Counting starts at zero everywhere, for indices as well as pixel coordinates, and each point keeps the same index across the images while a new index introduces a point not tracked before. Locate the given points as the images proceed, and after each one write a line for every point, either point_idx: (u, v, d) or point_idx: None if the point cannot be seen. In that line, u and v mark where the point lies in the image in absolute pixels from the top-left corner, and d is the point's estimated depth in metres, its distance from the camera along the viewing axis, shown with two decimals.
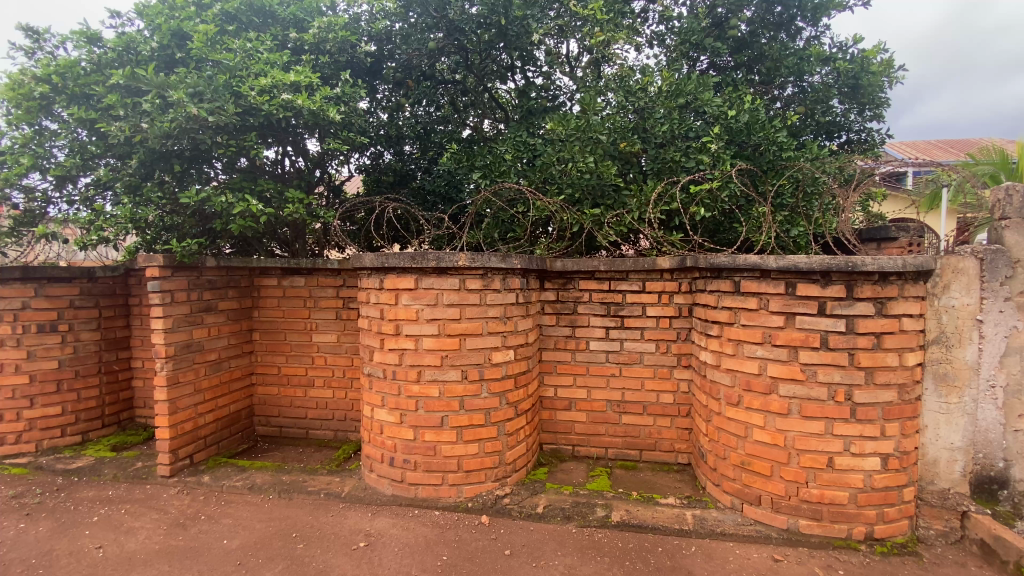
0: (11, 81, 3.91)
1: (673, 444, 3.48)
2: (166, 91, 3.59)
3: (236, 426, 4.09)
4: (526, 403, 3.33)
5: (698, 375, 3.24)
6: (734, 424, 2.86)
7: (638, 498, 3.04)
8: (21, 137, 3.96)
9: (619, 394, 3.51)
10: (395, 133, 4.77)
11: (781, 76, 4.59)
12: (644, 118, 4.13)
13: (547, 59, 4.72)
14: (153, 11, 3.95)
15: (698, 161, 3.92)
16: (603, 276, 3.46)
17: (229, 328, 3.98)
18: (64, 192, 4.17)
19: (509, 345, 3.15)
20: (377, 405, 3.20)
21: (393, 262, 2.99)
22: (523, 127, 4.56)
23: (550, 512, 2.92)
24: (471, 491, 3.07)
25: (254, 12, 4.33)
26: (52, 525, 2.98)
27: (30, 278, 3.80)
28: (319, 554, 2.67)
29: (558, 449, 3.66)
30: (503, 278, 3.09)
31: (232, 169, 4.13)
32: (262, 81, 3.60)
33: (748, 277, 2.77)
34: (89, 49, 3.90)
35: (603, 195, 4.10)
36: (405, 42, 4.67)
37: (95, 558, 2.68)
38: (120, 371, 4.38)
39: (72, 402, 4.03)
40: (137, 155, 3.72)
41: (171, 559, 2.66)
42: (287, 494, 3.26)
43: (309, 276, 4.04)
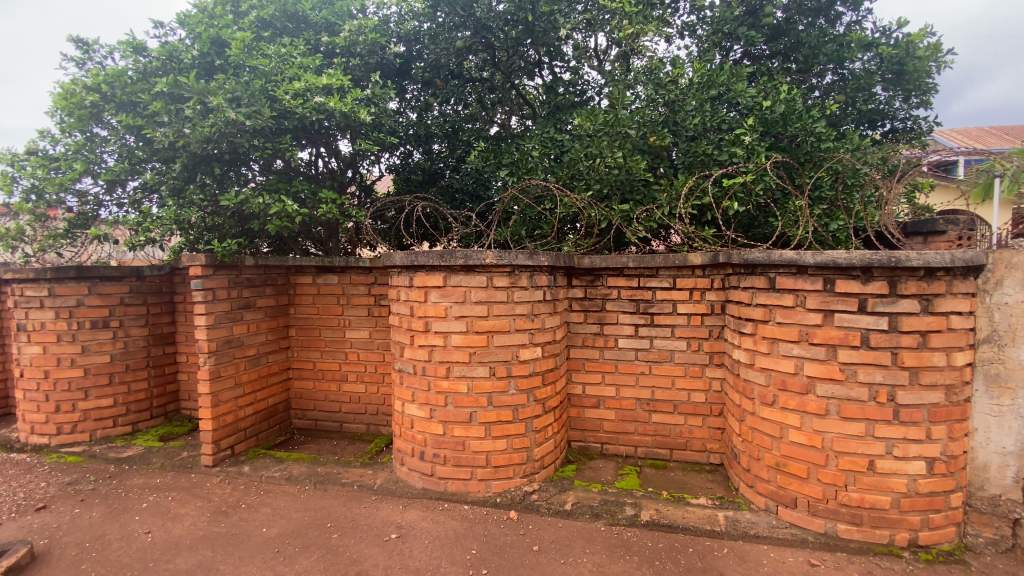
0: (64, 91, 4.15)
1: (705, 444, 3.42)
2: (206, 97, 3.73)
3: (274, 419, 4.24)
4: (554, 400, 3.33)
5: (731, 374, 3.18)
6: (769, 424, 2.79)
7: (667, 498, 3.00)
8: (74, 144, 4.20)
9: (649, 392, 3.47)
10: (424, 132, 4.84)
11: (820, 64, 4.42)
12: (676, 111, 4.03)
13: (575, 54, 4.67)
14: (193, 20, 4.11)
15: (731, 154, 3.82)
16: (632, 273, 3.43)
17: (267, 324, 4.13)
18: (114, 195, 4.41)
19: (537, 342, 3.15)
20: (407, 400, 3.26)
21: (421, 260, 3.04)
22: (551, 123, 4.54)
23: (579, 509, 2.92)
24: (499, 486, 3.09)
25: (288, 17, 4.45)
26: (104, 510, 3.16)
27: (84, 277, 4.03)
28: (353, 544, 2.75)
29: (587, 447, 3.64)
30: (530, 275, 3.09)
31: (268, 171, 4.26)
32: (297, 85, 3.70)
33: (784, 273, 2.69)
34: (135, 59, 4.08)
35: (632, 190, 4.04)
36: (433, 42, 4.71)
37: (145, 543, 2.83)
38: (167, 365, 4.60)
39: (123, 394, 4.26)
40: (180, 159, 3.89)
41: (215, 545, 2.79)
42: (322, 485, 3.37)
43: (342, 274, 4.15)
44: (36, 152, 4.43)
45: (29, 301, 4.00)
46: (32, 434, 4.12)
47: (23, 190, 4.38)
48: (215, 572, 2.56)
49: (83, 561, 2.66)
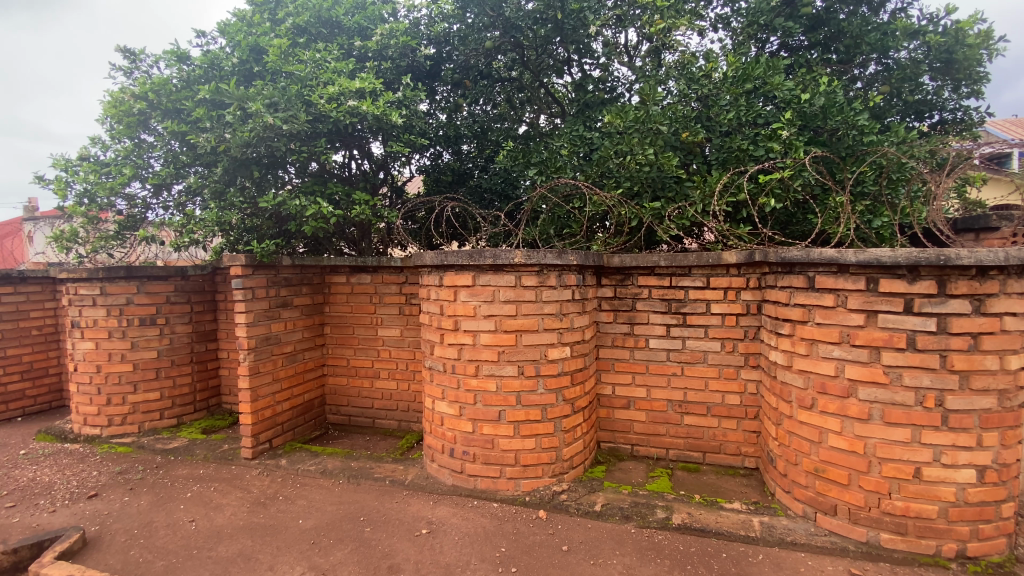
0: (113, 99, 4.37)
1: (739, 447, 3.34)
2: (246, 103, 3.86)
3: (310, 414, 4.36)
4: (583, 400, 3.31)
5: (767, 376, 3.09)
6: (808, 429, 2.70)
7: (700, 502, 2.94)
8: (123, 150, 4.43)
9: (681, 394, 3.41)
10: (453, 133, 4.88)
11: (863, 54, 4.25)
12: (708, 106, 3.98)
13: (605, 50, 4.62)
14: (233, 29, 4.26)
15: (768, 149, 3.71)
16: (663, 272, 3.38)
17: (303, 322, 4.26)
18: (161, 198, 4.62)
19: (566, 341, 3.14)
20: (437, 397, 3.30)
21: (451, 260, 3.07)
22: (580, 121, 4.51)
23: (608, 510, 2.90)
24: (528, 485, 3.10)
25: (322, 23, 4.56)
26: (151, 499, 3.33)
27: (133, 277, 4.23)
28: (385, 538, 2.80)
29: (617, 448, 3.61)
30: (559, 274, 3.08)
31: (304, 173, 4.39)
32: (331, 89, 3.80)
33: (824, 272, 2.59)
34: (179, 67, 4.26)
35: (664, 187, 3.98)
36: (463, 43, 4.75)
37: (189, 531, 2.97)
38: (209, 361, 4.80)
39: (169, 388, 4.46)
40: (222, 163, 4.04)
41: (254, 535, 2.89)
42: (355, 480, 3.45)
43: (374, 273, 4.24)
44: (88, 158, 4.68)
45: (82, 300, 4.23)
46: (85, 425, 4.36)
47: (77, 195, 4.64)
48: (254, 561, 2.65)
49: (132, 547, 2.80)
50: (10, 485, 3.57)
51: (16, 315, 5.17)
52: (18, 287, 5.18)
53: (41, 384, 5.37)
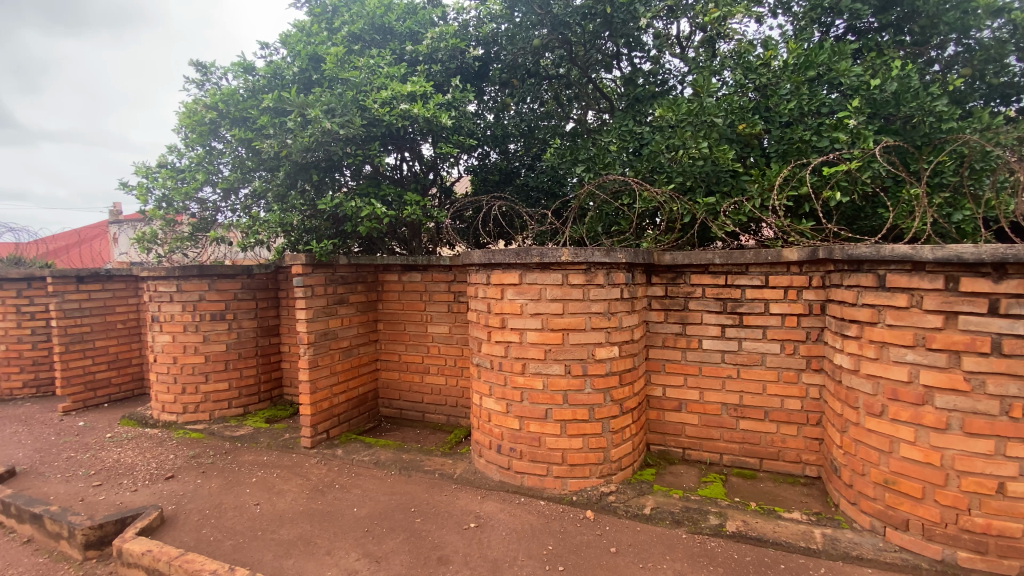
0: (188, 110, 4.71)
1: (799, 454, 3.18)
2: (305, 109, 4.06)
3: (364, 406, 4.53)
4: (632, 401, 3.25)
5: (831, 381, 2.93)
6: (876, 437, 2.53)
7: (756, 510, 2.82)
8: (197, 157, 4.78)
9: (736, 397, 3.28)
10: (501, 133, 4.94)
11: (940, 35, 3.93)
12: (767, 96, 3.80)
13: (655, 42, 4.51)
14: (294, 40, 4.47)
15: (833, 140, 3.50)
16: (718, 270, 3.27)
17: (358, 319, 4.44)
18: (229, 202, 4.95)
19: (614, 341, 3.09)
20: (485, 393, 3.35)
21: (499, 259, 3.10)
22: (630, 116, 4.43)
23: (658, 514, 2.84)
24: (575, 485, 3.08)
25: (375, 30, 4.72)
26: (221, 482, 3.58)
27: (205, 275, 4.56)
28: (435, 530, 2.87)
29: (668, 451, 3.52)
30: (607, 273, 3.04)
31: (358, 176, 4.57)
32: (384, 94, 3.93)
33: (896, 271, 2.42)
34: (246, 78, 4.52)
35: (719, 181, 3.83)
36: (511, 42, 4.76)
37: (255, 513, 3.17)
38: (272, 354, 5.09)
39: (237, 378, 4.77)
40: (285, 168, 4.28)
41: (312, 520, 3.05)
42: (407, 472, 3.56)
43: (425, 272, 4.35)
44: (166, 165, 5.08)
45: (161, 296, 4.59)
46: (163, 412, 4.73)
47: (156, 199, 5.05)
48: (313, 545, 2.80)
49: (204, 526, 3.03)
50: (100, 465, 3.94)
51: (104, 310, 5.68)
52: (105, 284, 5.70)
53: (125, 373, 5.88)
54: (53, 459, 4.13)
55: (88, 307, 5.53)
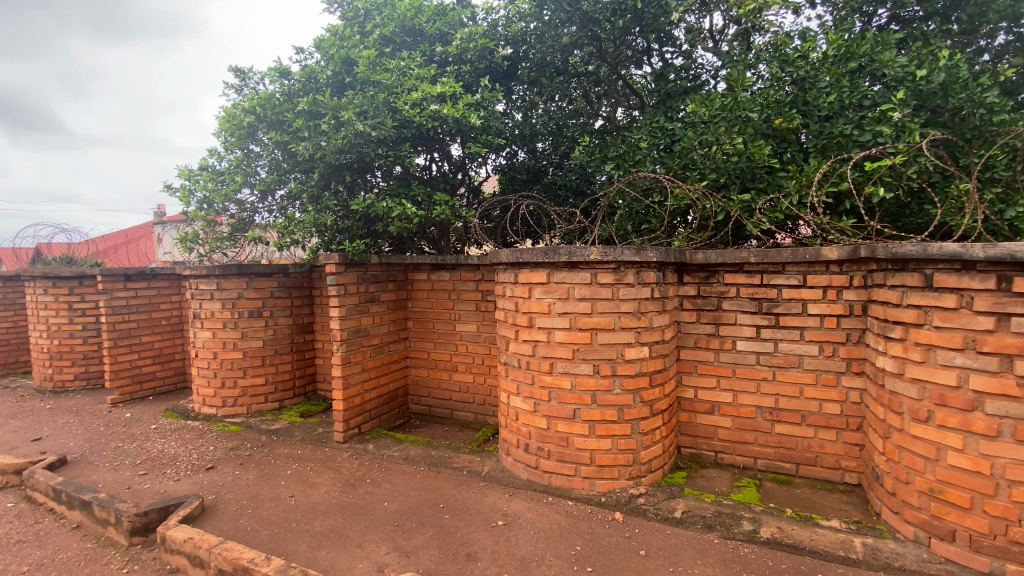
0: (227, 114, 4.88)
1: (839, 461, 3.07)
2: (339, 112, 4.16)
3: (394, 403, 4.61)
4: (662, 402, 3.20)
5: (873, 385, 2.81)
6: (921, 444, 2.42)
7: (792, 516, 2.74)
8: (236, 160, 4.96)
9: (771, 400, 3.19)
10: (529, 131, 4.95)
11: (990, 23, 3.74)
12: (805, 89, 3.69)
13: (687, 36, 4.43)
14: (327, 44, 4.55)
15: (875, 134, 3.37)
16: (753, 269, 3.18)
17: (389, 317, 4.52)
18: (266, 203, 5.12)
19: (644, 341, 3.05)
20: (513, 392, 3.36)
21: (527, 257, 3.10)
22: (661, 112, 4.36)
23: (689, 518, 2.79)
24: (604, 486, 3.05)
25: (406, 32, 4.79)
26: (258, 474, 3.70)
27: (243, 273, 4.72)
28: (463, 526, 2.90)
29: (699, 454, 3.46)
30: (637, 272, 3.00)
31: (389, 177, 4.68)
32: (414, 95, 4.00)
33: (944, 270, 2.31)
34: (282, 82, 4.65)
35: (754, 178, 3.73)
36: (540, 40, 4.76)
37: (290, 505, 3.26)
38: (306, 350, 5.23)
39: (273, 373, 4.92)
40: (319, 169, 4.40)
41: (344, 513, 3.12)
42: (435, 468, 3.61)
43: (453, 271, 4.39)
44: (207, 167, 5.29)
45: (202, 294, 4.78)
46: (204, 405, 4.93)
47: (198, 200, 5.27)
48: (345, 537, 2.86)
49: (242, 516, 3.14)
50: (146, 455, 4.14)
51: (149, 307, 5.96)
52: (151, 282, 5.98)
53: (168, 367, 6.15)
54: (103, 448, 4.36)
55: (135, 304, 5.81)
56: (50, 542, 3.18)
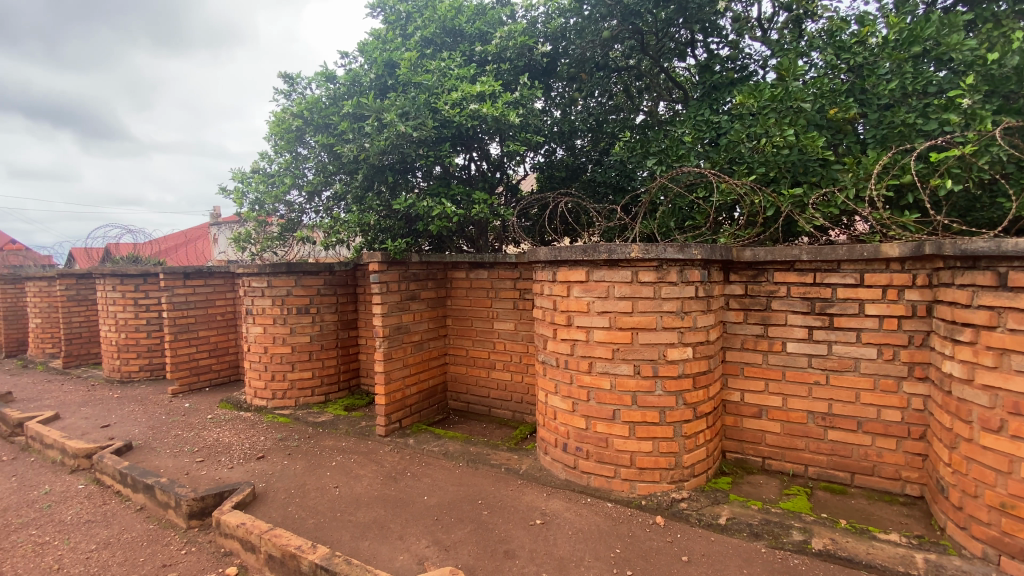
0: (277, 119, 5.09)
1: (899, 471, 2.88)
2: (382, 114, 4.27)
3: (434, 398, 4.69)
4: (706, 405, 3.11)
5: (938, 391, 2.63)
6: (992, 456, 2.24)
7: (846, 528, 2.59)
8: (285, 162, 5.17)
9: (824, 405, 3.03)
10: (568, 128, 4.94)
11: None
12: (863, 76, 3.50)
13: (734, 26, 4.27)
14: (370, 47, 4.65)
15: (942, 122, 3.14)
16: (804, 267, 3.03)
17: (429, 314, 4.59)
18: (313, 203, 5.32)
19: (687, 341, 2.96)
20: (551, 391, 3.34)
21: (565, 255, 3.08)
22: (705, 104, 4.23)
23: (735, 525, 2.69)
24: (644, 489, 3.00)
25: (447, 33, 4.85)
26: (305, 464, 3.85)
27: (292, 272, 4.92)
28: (501, 524, 2.91)
29: (745, 460, 3.33)
30: (680, 270, 2.91)
31: (429, 177, 4.76)
32: (454, 95, 4.05)
33: (1022, 268, 2.12)
34: (328, 87, 4.80)
35: (807, 171, 3.56)
36: (580, 36, 4.69)
37: (335, 495, 3.38)
38: (350, 346, 5.40)
39: (319, 368, 5.11)
40: (363, 170, 4.53)
41: (386, 505, 3.20)
42: (474, 464, 3.64)
43: (491, 270, 4.42)
44: (259, 170, 5.54)
45: (254, 290, 5.01)
46: (255, 397, 5.17)
47: (250, 202, 5.54)
48: (386, 529, 2.93)
49: (290, 504, 3.27)
50: (203, 443, 4.39)
51: (206, 303, 6.30)
52: (208, 280, 6.32)
53: (223, 360, 6.48)
54: (164, 435, 4.65)
55: (193, 300, 6.15)
56: (117, 522, 3.42)
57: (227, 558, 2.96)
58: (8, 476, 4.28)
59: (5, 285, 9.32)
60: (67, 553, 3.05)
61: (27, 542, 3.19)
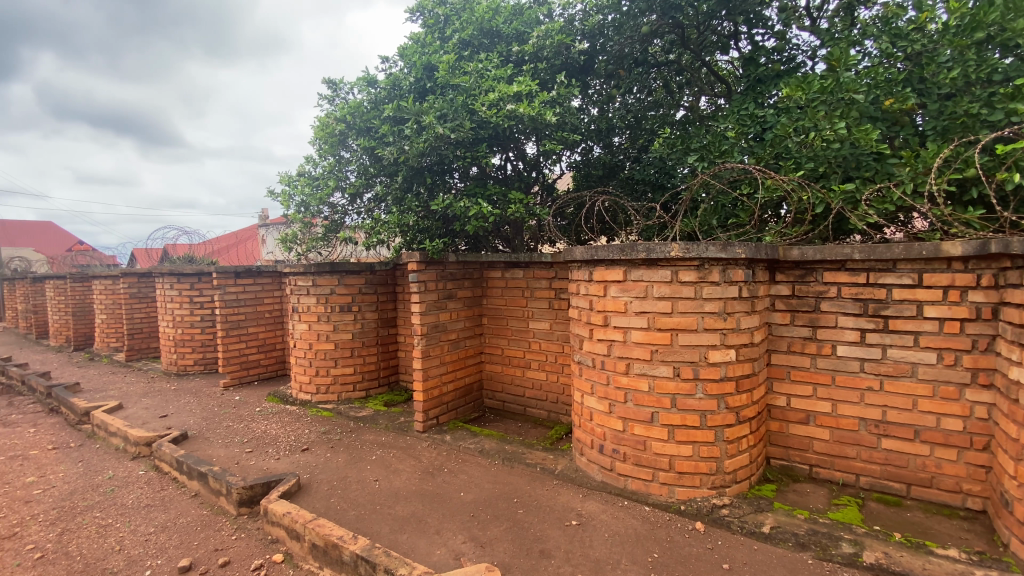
0: (321, 123, 5.26)
1: (959, 483, 2.71)
2: (421, 117, 4.36)
3: (470, 396, 4.75)
4: (750, 410, 3.01)
5: (1004, 399, 2.45)
6: None
7: (901, 542, 2.46)
8: (329, 166, 5.34)
9: (877, 412, 2.88)
10: (605, 126, 4.89)
11: None
12: (922, 65, 3.31)
13: (781, 16, 4.11)
14: (410, 51, 4.75)
15: (1009, 112, 2.92)
16: (857, 266, 2.89)
17: (465, 313, 4.65)
18: (355, 205, 5.48)
19: (730, 343, 2.88)
20: (587, 392, 3.32)
21: (602, 255, 3.05)
22: (750, 98, 4.09)
23: (779, 535, 2.59)
24: (683, 494, 2.93)
25: (484, 34, 4.89)
26: (347, 458, 3.98)
27: (335, 271, 5.09)
28: (537, 523, 2.92)
29: (791, 467, 3.20)
30: (722, 270, 2.83)
31: (466, 177, 4.82)
32: (491, 97, 4.08)
33: None
34: (369, 91, 4.93)
35: (860, 166, 3.38)
36: (618, 32, 4.63)
37: (374, 488, 3.48)
38: (390, 343, 5.53)
39: (360, 364, 5.26)
40: (403, 172, 4.65)
41: (423, 500, 3.27)
42: (510, 463, 3.67)
43: (527, 269, 4.43)
44: (304, 173, 5.75)
45: (300, 289, 5.21)
46: (300, 391, 5.38)
47: (297, 204, 5.76)
48: (424, 523, 2.99)
49: (332, 496, 3.39)
50: (251, 434, 4.61)
51: (255, 301, 6.60)
52: (257, 279, 6.62)
53: (270, 356, 6.78)
54: (217, 426, 4.91)
55: (243, 298, 6.46)
56: (174, 507, 3.65)
57: (274, 545, 3.10)
58: (77, 461, 4.63)
59: (74, 284, 10.06)
60: (128, 535, 3.27)
61: (93, 523, 3.44)
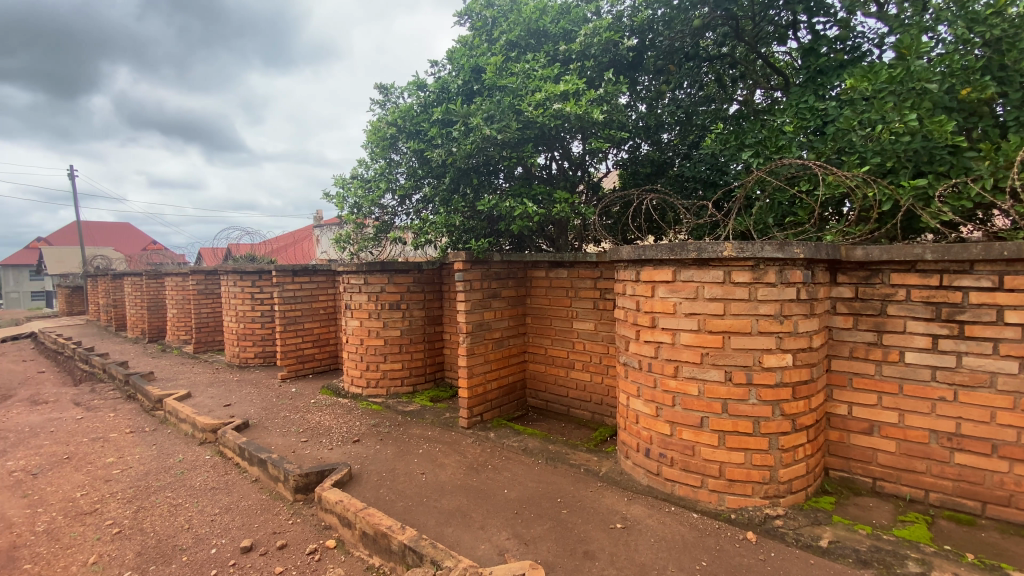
0: (373, 127, 5.43)
1: None
2: (468, 119, 4.44)
3: (514, 395, 4.79)
4: (807, 418, 2.88)
5: None
6: None
7: (976, 563, 2.28)
8: (379, 168, 5.51)
9: (950, 424, 2.68)
10: (654, 123, 4.81)
11: None
12: (1003, 51, 3.06)
13: (844, 3, 3.89)
14: (459, 54, 4.84)
15: None
16: (928, 267, 2.70)
17: (509, 312, 4.70)
18: (405, 206, 5.65)
19: (786, 348, 2.76)
20: (633, 394, 3.27)
21: (651, 254, 2.99)
22: (809, 91, 3.91)
23: (838, 550, 2.46)
24: (734, 502, 2.84)
25: (531, 34, 4.91)
26: (395, 450, 4.12)
27: (385, 270, 5.26)
28: (581, 524, 2.91)
29: (852, 480, 3.03)
30: (778, 270, 2.72)
31: (512, 177, 4.87)
32: (538, 97, 4.09)
33: None
34: (418, 95, 5.07)
35: (932, 160, 3.16)
36: (668, 27, 4.53)
37: (421, 481, 3.58)
38: (436, 341, 5.67)
39: (408, 360, 5.42)
40: (450, 174, 4.76)
41: (468, 495, 3.33)
42: (553, 463, 3.67)
43: (571, 269, 4.42)
44: (357, 176, 5.97)
45: (352, 287, 5.42)
46: (352, 385, 5.61)
47: (350, 206, 5.99)
48: (468, 518, 3.05)
49: (381, 486, 3.52)
50: (307, 425, 4.85)
51: (311, 297, 6.93)
52: (312, 277, 6.96)
53: (324, 350, 7.10)
54: (275, 416, 5.20)
55: (300, 295, 6.80)
56: (236, 491, 3.90)
57: (327, 532, 3.25)
58: (151, 444, 5.03)
59: (150, 280, 10.91)
60: (197, 515, 3.52)
61: (166, 503, 3.73)
